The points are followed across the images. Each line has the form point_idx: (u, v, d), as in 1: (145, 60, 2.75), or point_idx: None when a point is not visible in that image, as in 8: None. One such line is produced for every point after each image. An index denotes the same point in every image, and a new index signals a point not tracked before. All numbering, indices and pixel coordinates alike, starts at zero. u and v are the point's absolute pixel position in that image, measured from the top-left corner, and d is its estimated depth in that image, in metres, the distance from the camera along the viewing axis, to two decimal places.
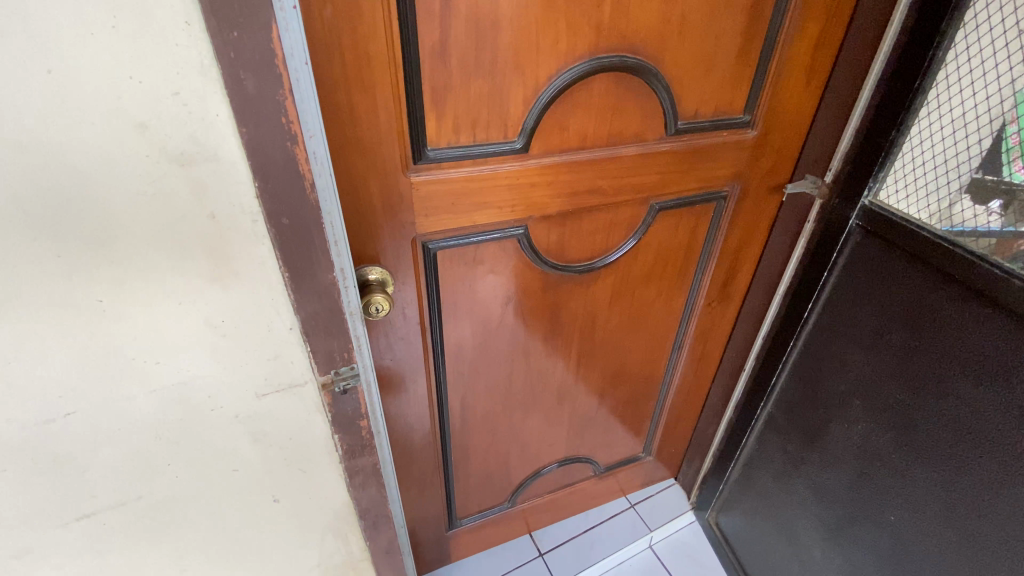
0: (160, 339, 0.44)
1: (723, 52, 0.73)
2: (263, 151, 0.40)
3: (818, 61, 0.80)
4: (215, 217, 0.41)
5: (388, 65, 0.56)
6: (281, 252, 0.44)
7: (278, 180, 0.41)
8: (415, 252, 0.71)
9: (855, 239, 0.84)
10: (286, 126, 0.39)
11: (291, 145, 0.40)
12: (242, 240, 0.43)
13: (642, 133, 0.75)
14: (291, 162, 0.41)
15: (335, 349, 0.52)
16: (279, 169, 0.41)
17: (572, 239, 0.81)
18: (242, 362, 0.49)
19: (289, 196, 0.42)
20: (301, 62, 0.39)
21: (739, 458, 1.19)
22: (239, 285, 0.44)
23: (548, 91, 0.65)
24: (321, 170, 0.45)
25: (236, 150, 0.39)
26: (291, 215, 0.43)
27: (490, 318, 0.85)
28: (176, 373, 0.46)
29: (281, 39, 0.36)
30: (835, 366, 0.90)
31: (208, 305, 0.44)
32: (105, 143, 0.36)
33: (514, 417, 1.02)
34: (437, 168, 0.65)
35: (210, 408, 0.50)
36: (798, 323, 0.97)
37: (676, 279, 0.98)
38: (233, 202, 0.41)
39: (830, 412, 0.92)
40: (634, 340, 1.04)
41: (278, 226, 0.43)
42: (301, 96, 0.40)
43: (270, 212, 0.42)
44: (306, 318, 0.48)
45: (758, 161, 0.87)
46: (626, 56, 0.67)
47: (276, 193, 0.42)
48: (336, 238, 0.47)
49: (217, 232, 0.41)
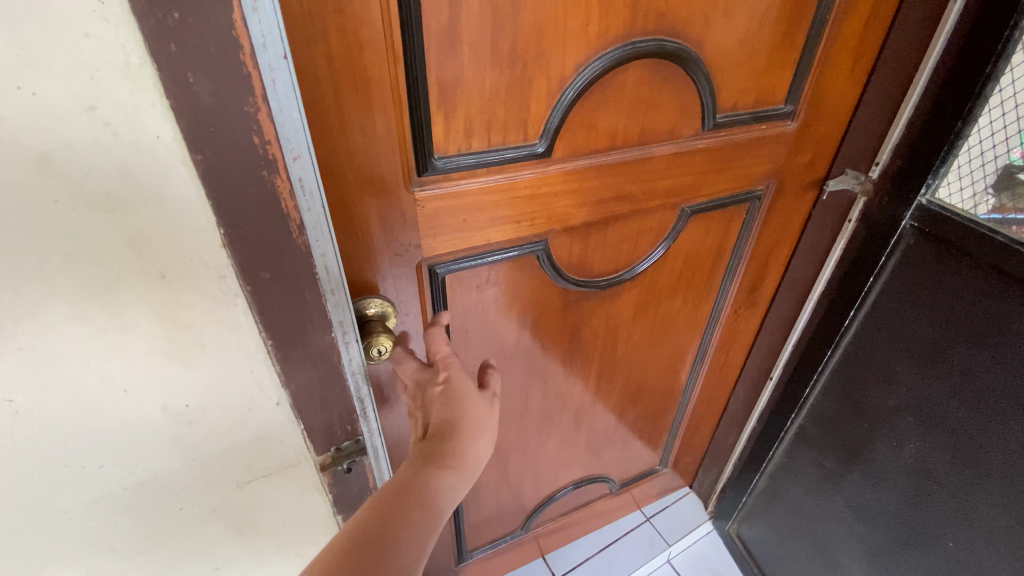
0: (111, 415, 0.39)
1: (767, 32, 0.63)
2: (230, 184, 0.32)
3: (868, 41, 0.70)
4: (166, 277, 0.35)
5: (385, 58, 0.45)
6: (261, 310, 0.38)
7: (252, 223, 0.34)
8: (420, 277, 0.60)
9: (907, 241, 0.76)
10: (261, 148, 0.32)
11: (268, 174, 0.33)
12: (203, 301, 0.37)
13: (677, 129, 0.65)
14: (268, 194, 0.34)
15: (332, 405, 0.46)
16: (251, 204, 0.34)
17: (597, 252, 0.71)
18: (214, 433, 0.44)
19: (269, 244, 0.36)
20: (279, 55, 0.29)
21: (764, 470, 1.12)
22: (202, 359, 0.40)
23: (575, 84, 0.54)
24: (308, 202, 0.35)
25: (190, 185, 0.33)
26: (271, 268, 0.37)
27: (505, 343, 0.74)
28: (128, 442, 0.41)
29: (251, 36, 0.28)
30: (882, 377, 0.83)
31: (168, 391, 0.40)
32: (7, 177, 0.29)
33: (528, 444, 0.93)
34: (445, 180, 0.54)
35: (170, 473, 0.44)
36: (837, 331, 0.89)
37: (702, 287, 0.89)
38: (191, 256, 0.35)
39: (876, 426, 0.85)
40: (656, 354, 0.95)
41: (257, 280, 0.37)
42: (278, 104, 0.31)
43: (245, 266, 0.36)
44: (289, 377, 0.43)
45: (796, 156, 0.78)
46: (663, 40, 0.57)
47: (248, 239, 0.35)
48: (329, 283, 0.39)
49: (168, 293, 0.36)
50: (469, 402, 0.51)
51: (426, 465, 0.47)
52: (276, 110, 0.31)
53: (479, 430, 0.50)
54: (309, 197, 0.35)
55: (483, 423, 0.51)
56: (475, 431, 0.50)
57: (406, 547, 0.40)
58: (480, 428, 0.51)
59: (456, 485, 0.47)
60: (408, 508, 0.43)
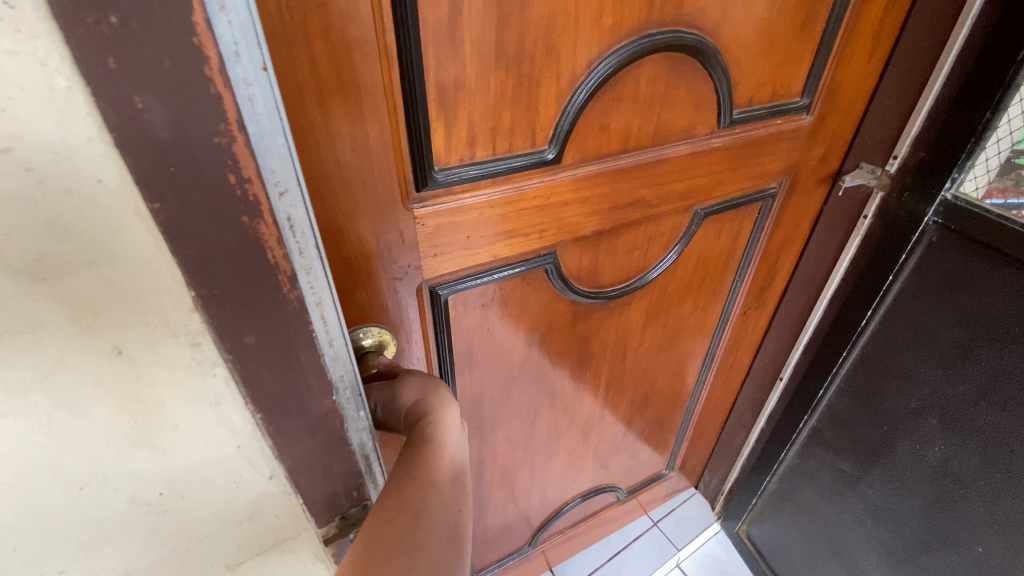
0: (70, 508, 0.34)
1: (787, 19, 0.58)
2: (199, 237, 0.27)
3: (885, 28, 0.66)
4: (123, 351, 0.30)
5: (378, 61, 0.39)
6: (245, 376, 0.33)
7: (228, 280, 0.29)
8: (420, 301, 0.54)
9: (930, 237, 0.72)
10: (238, 189, 0.26)
11: (248, 219, 0.28)
12: (171, 375, 0.32)
13: (691, 127, 0.60)
14: (247, 244, 0.28)
15: (330, 459, 0.41)
16: (227, 257, 0.28)
17: (608, 261, 0.66)
18: (194, 513, 0.39)
19: (253, 300, 0.30)
20: (259, 64, 0.25)
21: (776, 471, 1.10)
22: (173, 438, 0.35)
23: (587, 83, 0.49)
24: (298, 238, 0.31)
25: (146, 242, 0.27)
26: (255, 330, 0.32)
27: (512, 361, 0.69)
28: (92, 529, 0.36)
29: (219, 46, 0.23)
30: (903, 379, 0.81)
31: (132, 481, 0.35)
32: None
33: (536, 462, 0.89)
34: (448, 195, 0.49)
35: (145, 560, 0.40)
36: (854, 332, 0.86)
37: (712, 291, 0.85)
38: (153, 323, 0.30)
39: (897, 428, 0.83)
40: (665, 361, 0.91)
41: (240, 345, 0.32)
42: (258, 128, 0.26)
43: (225, 331, 0.31)
44: (282, 437, 0.38)
45: (810, 151, 0.74)
46: (681, 32, 0.52)
47: (227, 301, 0.30)
48: (327, 333, 0.35)
49: (130, 368, 0.31)
50: (404, 383, 0.52)
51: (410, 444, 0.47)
52: (254, 137, 0.26)
53: (429, 391, 0.51)
54: (297, 234, 0.30)
55: (430, 385, 0.52)
56: (424, 395, 0.51)
57: (423, 457, 0.45)
58: (430, 388, 0.52)
59: (443, 438, 0.47)
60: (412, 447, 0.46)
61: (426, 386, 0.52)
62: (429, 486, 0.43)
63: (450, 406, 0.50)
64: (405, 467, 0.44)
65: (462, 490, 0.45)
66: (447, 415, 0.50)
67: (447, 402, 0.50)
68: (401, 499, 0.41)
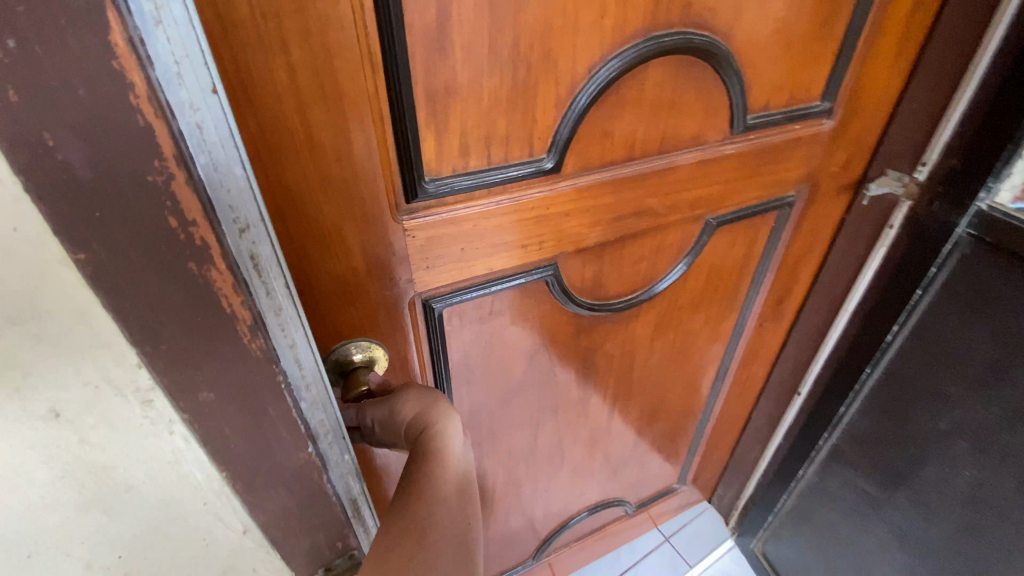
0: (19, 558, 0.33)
1: (805, 20, 0.55)
2: (139, 285, 0.26)
3: (914, 27, 0.62)
4: (59, 414, 0.29)
5: (362, 68, 0.37)
6: (203, 426, 0.33)
7: (178, 331, 0.29)
8: (412, 313, 0.52)
9: (963, 250, 0.68)
10: (181, 232, 0.26)
11: (197, 266, 0.27)
12: (119, 430, 0.32)
13: (702, 133, 0.57)
14: (197, 292, 0.28)
15: (304, 502, 0.41)
16: (174, 308, 0.28)
17: (613, 273, 0.64)
18: (155, 561, 0.38)
19: (209, 353, 0.30)
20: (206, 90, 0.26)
21: (793, 489, 1.06)
22: (129, 487, 0.34)
23: (588, 89, 0.47)
24: (262, 278, 0.32)
25: (75, 295, 0.26)
26: (212, 387, 0.31)
27: (513, 374, 0.67)
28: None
29: (146, 72, 0.22)
30: (932, 400, 0.76)
31: (87, 529, 0.34)
32: None
33: (539, 476, 0.86)
34: (440, 205, 0.47)
35: None
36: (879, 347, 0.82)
37: (725, 303, 0.81)
38: (95, 383, 0.29)
39: (924, 450, 0.79)
40: (675, 374, 0.88)
41: (196, 402, 0.31)
42: (209, 160, 0.27)
43: (178, 389, 0.31)
44: (250, 466, 0.36)
45: (831, 158, 0.70)
46: (690, 33, 0.49)
47: (180, 356, 0.29)
48: (302, 372, 0.37)
49: (72, 424, 0.30)
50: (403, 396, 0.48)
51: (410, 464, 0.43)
52: (207, 172, 0.26)
53: (430, 405, 0.47)
54: (257, 271, 0.31)
55: (431, 398, 0.48)
56: (424, 410, 0.47)
57: (425, 478, 0.42)
58: (430, 401, 0.48)
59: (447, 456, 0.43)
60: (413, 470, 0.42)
61: (426, 400, 0.48)
62: (433, 513, 0.39)
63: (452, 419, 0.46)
64: (405, 489, 0.41)
65: (472, 510, 0.42)
66: (449, 428, 0.46)
67: (449, 415, 0.47)
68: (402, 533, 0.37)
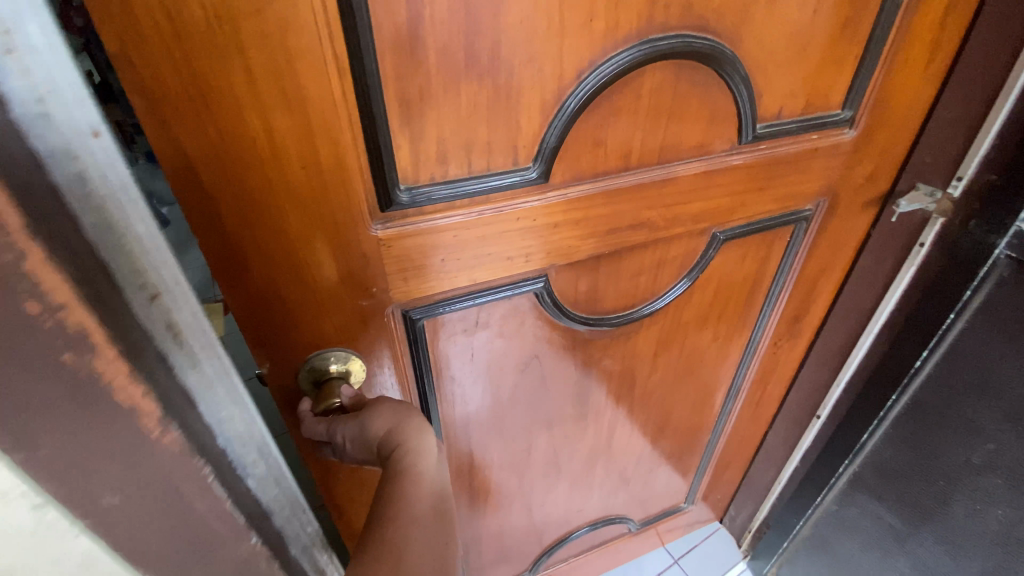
0: None
1: (823, 22, 0.51)
2: (8, 389, 0.18)
3: (949, 30, 0.57)
4: None
5: (326, 72, 0.35)
6: (113, 536, 0.23)
7: (60, 425, 0.20)
8: (391, 325, 0.50)
9: (1001, 273, 0.63)
10: (51, 322, 0.19)
11: (74, 356, 0.20)
12: None
13: (706, 143, 0.54)
14: (80, 387, 0.20)
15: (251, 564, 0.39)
16: (50, 407, 0.20)
17: (610, 287, 0.61)
18: None
19: (110, 449, 0.22)
20: (86, 133, 0.20)
21: (810, 516, 1.01)
22: None
23: (577, 95, 0.44)
24: (190, 354, 0.26)
25: None
26: (121, 488, 0.23)
27: (503, 388, 0.65)
28: None
29: None
30: (963, 432, 0.72)
31: None
32: None
33: (535, 490, 0.84)
34: (418, 215, 0.45)
35: None
36: (908, 374, 0.77)
37: (735, 321, 0.77)
38: None
39: (954, 485, 0.75)
40: (681, 391, 0.84)
41: (104, 509, 0.23)
42: (101, 217, 0.21)
43: (77, 496, 0.22)
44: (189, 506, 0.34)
45: (854, 170, 0.65)
46: (690, 37, 0.45)
47: (69, 460, 0.21)
48: (243, 445, 0.31)
49: None
50: (372, 411, 0.45)
51: (383, 485, 0.41)
52: (100, 239, 0.21)
53: (400, 421, 0.45)
54: (184, 350, 0.26)
55: (402, 414, 0.46)
56: (395, 427, 0.45)
57: (400, 498, 0.40)
58: (402, 416, 0.46)
59: (422, 472, 0.42)
60: (387, 491, 0.40)
61: (397, 414, 0.46)
62: (412, 535, 0.38)
63: (425, 434, 0.45)
64: (380, 512, 0.39)
65: (448, 523, 0.41)
66: (422, 443, 0.44)
67: (422, 429, 0.45)
68: (383, 557, 0.36)
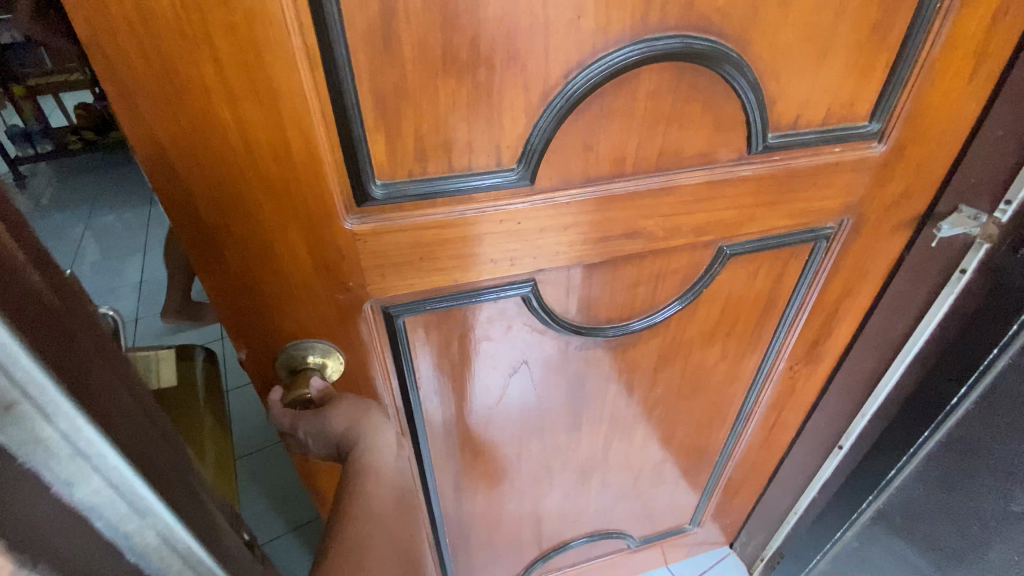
0: None
1: (846, 26, 0.47)
2: None
3: (999, 37, 0.51)
4: None
5: (296, 64, 0.35)
6: None
7: None
8: (370, 322, 0.50)
9: None
10: None
11: None
12: None
13: (710, 151, 0.51)
14: None
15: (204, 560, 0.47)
16: None
17: (604, 296, 0.58)
18: None
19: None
20: None
21: (828, 551, 0.96)
22: None
23: (563, 97, 0.42)
24: (94, 467, 0.19)
25: None
26: None
27: (490, 391, 0.64)
28: None
29: None
30: (1002, 477, 0.67)
31: None
32: None
33: (527, 496, 0.82)
34: (395, 211, 0.44)
35: None
36: (942, 411, 0.72)
37: (745, 341, 0.73)
38: None
39: (990, 530, 0.71)
40: (686, 409, 0.80)
41: None
42: None
43: None
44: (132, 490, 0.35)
45: (884, 188, 0.60)
46: (690, 38, 0.43)
47: None
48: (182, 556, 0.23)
49: None
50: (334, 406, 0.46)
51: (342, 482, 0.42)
52: None
53: (358, 418, 0.46)
54: (73, 462, 0.19)
55: (360, 410, 0.47)
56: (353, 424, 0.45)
57: (360, 495, 0.41)
58: (361, 412, 0.46)
59: (380, 470, 0.43)
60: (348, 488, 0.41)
61: (356, 410, 0.46)
62: (371, 531, 0.39)
63: (382, 432, 0.46)
64: (340, 509, 0.40)
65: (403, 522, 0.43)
66: (380, 441, 0.45)
67: (380, 426, 0.46)
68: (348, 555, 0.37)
